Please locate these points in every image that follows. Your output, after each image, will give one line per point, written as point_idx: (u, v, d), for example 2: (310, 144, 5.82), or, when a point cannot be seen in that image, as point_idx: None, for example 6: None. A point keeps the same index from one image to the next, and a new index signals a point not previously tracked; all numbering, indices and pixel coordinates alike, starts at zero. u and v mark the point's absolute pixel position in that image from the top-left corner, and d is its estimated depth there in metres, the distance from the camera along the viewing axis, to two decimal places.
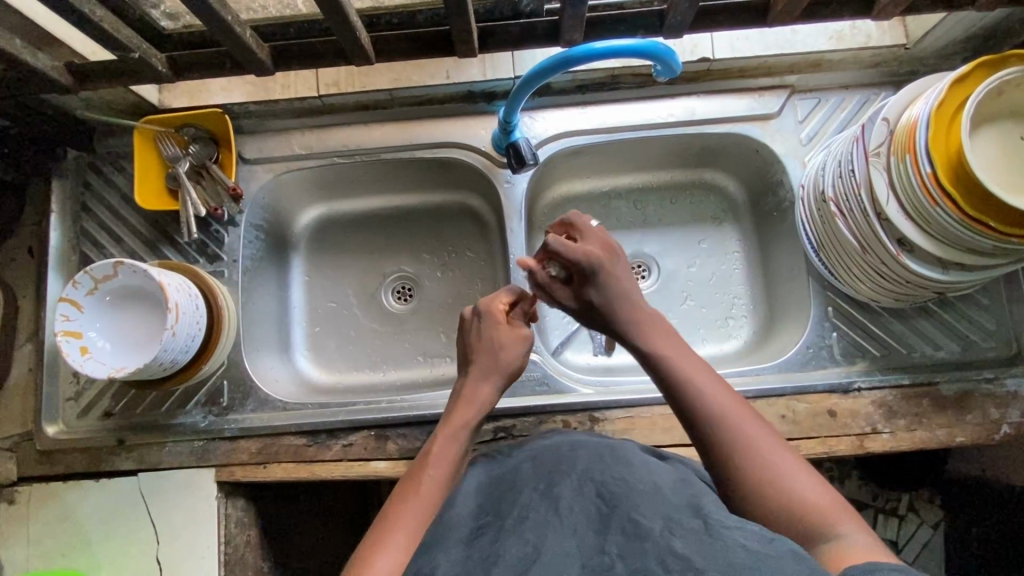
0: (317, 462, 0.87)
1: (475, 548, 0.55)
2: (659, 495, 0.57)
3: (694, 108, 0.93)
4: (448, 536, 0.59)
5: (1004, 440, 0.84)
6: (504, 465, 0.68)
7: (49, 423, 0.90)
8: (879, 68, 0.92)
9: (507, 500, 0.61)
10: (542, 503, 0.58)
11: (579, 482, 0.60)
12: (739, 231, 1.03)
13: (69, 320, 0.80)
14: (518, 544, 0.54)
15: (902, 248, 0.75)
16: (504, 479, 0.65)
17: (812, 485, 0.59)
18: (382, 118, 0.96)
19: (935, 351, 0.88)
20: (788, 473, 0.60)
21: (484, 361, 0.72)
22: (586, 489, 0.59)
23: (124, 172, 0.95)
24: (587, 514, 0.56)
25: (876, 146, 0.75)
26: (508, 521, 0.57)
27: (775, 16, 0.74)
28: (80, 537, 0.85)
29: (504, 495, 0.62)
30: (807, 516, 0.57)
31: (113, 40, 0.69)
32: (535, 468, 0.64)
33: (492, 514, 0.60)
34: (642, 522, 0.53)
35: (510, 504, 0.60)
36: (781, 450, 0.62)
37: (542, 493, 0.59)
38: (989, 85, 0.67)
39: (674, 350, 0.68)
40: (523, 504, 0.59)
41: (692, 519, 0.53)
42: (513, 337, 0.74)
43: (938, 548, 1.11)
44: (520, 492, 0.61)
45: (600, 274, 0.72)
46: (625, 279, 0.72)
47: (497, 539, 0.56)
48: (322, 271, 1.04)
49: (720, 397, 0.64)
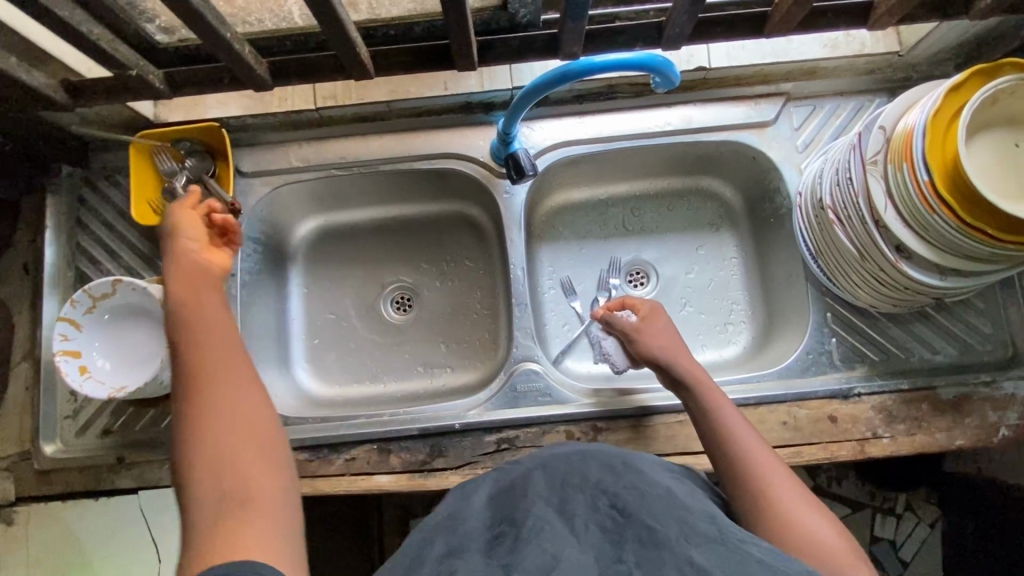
0: (319, 477, 0.86)
1: (495, 555, 0.53)
2: (674, 506, 0.57)
3: (691, 117, 0.94)
4: (465, 543, 0.56)
5: (1002, 442, 0.85)
6: (514, 472, 0.67)
7: (47, 442, 0.88)
8: (874, 75, 0.93)
9: (522, 504, 0.59)
10: (556, 517, 0.56)
11: (592, 495, 0.59)
12: (736, 237, 1.03)
13: (67, 339, 0.79)
14: (536, 552, 0.52)
15: (901, 255, 0.76)
16: (516, 483, 0.64)
17: (831, 531, 0.62)
18: (379, 129, 0.95)
19: (933, 355, 0.89)
20: (816, 523, 0.63)
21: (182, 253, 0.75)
22: (600, 501, 0.58)
23: (120, 187, 0.95)
24: (601, 524, 0.56)
25: (873, 155, 0.76)
26: (523, 529, 0.55)
27: (772, 27, 0.74)
28: (81, 556, 0.84)
29: (517, 499, 0.60)
30: (824, 556, 0.60)
31: (109, 57, 0.69)
32: (548, 476, 0.63)
33: (506, 522, 0.58)
34: (658, 531, 0.53)
35: (522, 510, 0.58)
36: (809, 502, 0.65)
37: (556, 507, 0.58)
38: (984, 93, 0.67)
39: (719, 397, 0.77)
40: (538, 514, 0.56)
41: (706, 529, 0.54)
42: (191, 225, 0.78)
43: (935, 545, 1.15)
44: (535, 500, 0.59)
45: (649, 329, 0.86)
46: (664, 324, 0.87)
47: (515, 545, 0.54)
48: (320, 283, 1.04)
49: (754, 441, 0.71)
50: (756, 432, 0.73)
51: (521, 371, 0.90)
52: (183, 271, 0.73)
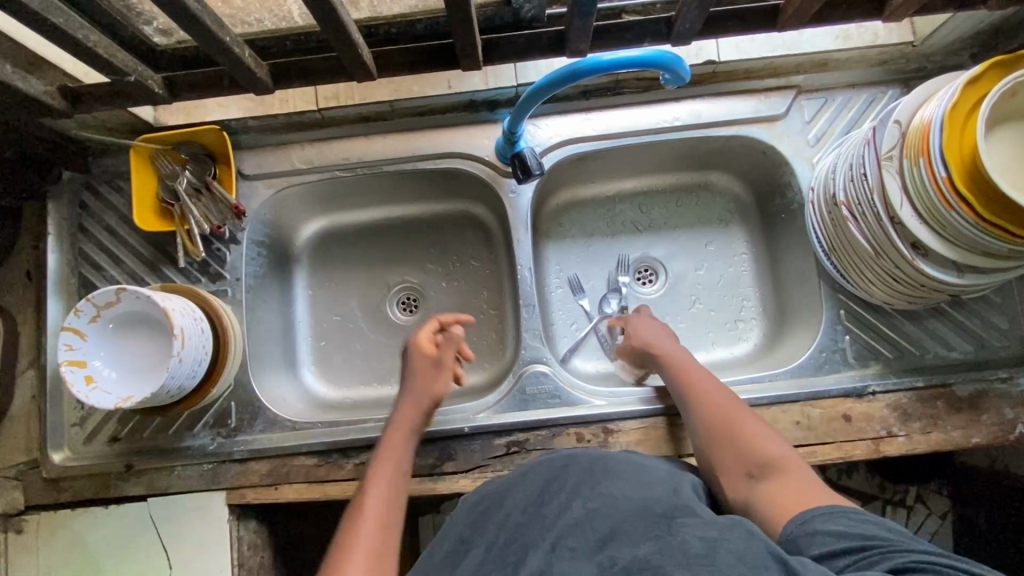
0: (329, 482, 0.86)
1: (466, 566, 0.62)
2: (642, 507, 0.58)
3: (700, 112, 0.92)
4: (436, 552, 0.66)
5: (1019, 439, 0.84)
6: (503, 481, 0.72)
7: (55, 450, 0.88)
8: (887, 66, 0.91)
9: (500, 515, 0.65)
10: (531, 522, 0.62)
11: (568, 500, 0.62)
12: (746, 232, 1.02)
13: (72, 349, 0.78)
14: (502, 568, 0.58)
15: (916, 252, 0.74)
16: (497, 492, 0.69)
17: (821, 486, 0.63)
18: (383, 129, 0.94)
19: (949, 351, 0.87)
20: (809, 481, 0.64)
21: (404, 391, 0.84)
22: (575, 502, 0.61)
23: (121, 192, 0.93)
24: (567, 527, 0.58)
25: (889, 150, 0.74)
26: (497, 539, 0.63)
27: (785, 20, 0.72)
28: (92, 564, 0.84)
29: (495, 509, 0.67)
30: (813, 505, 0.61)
31: (107, 64, 0.67)
32: (527, 484, 0.68)
33: (479, 530, 0.65)
34: (616, 540, 0.55)
35: (498, 522, 0.64)
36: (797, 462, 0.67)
37: (530, 513, 0.63)
38: (1004, 86, 0.65)
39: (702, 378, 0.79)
40: (513, 525, 0.63)
41: (659, 523, 0.55)
42: (437, 373, 0.84)
43: (947, 537, 1.14)
44: (510, 513, 0.65)
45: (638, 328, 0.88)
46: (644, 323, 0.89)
47: (484, 560, 0.61)
48: (325, 284, 1.03)
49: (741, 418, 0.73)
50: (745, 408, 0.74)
51: (531, 373, 0.89)
52: (404, 416, 0.81)
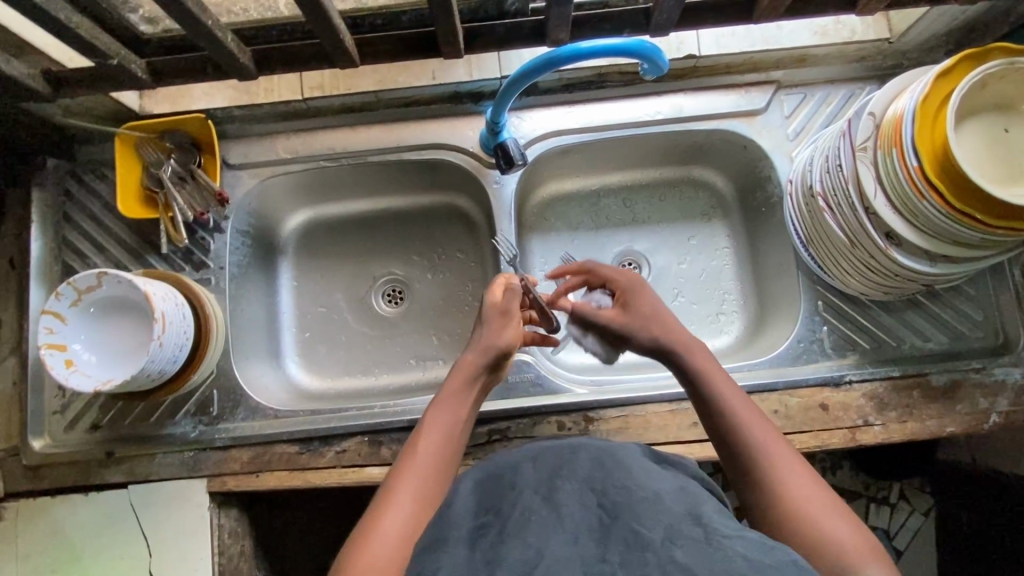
0: (310, 469, 0.86)
1: (479, 545, 0.52)
2: (662, 506, 0.53)
3: (682, 105, 0.93)
4: (450, 530, 0.54)
5: (993, 429, 0.85)
6: (503, 464, 0.65)
7: (35, 437, 0.88)
8: (865, 62, 0.93)
9: (500, 498, 0.59)
10: (541, 504, 0.55)
11: (581, 489, 0.56)
12: (729, 227, 1.03)
13: (53, 332, 0.78)
14: (520, 546, 0.50)
15: (890, 242, 0.75)
16: (504, 471, 0.62)
17: (848, 528, 0.54)
18: (368, 119, 0.95)
19: (924, 342, 0.89)
20: (831, 519, 0.54)
21: (472, 342, 0.72)
22: (588, 497, 0.55)
23: (105, 180, 0.94)
24: (587, 523, 0.53)
25: (863, 141, 0.76)
26: (508, 519, 0.54)
27: (760, 12, 0.74)
28: (70, 551, 0.84)
29: (501, 491, 0.59)
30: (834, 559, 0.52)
31: (90, 46, 0.68)
32: (534, 467, 0.61)
33: (491, 511, 0.56)
34: (644, 533, 0.50)
35: (508, 501, 0.56)
36: (823, 496, 0.56)
37: (542, 495, 0.56)
38: (973, 78, 0.67)
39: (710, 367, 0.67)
40: (523, 504, 0.55)
41: (693, 528, 0.50)
42: (507, 320, 0.73)
43: (929, 533, 1.16)
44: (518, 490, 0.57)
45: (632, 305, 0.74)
46: (647, 302, 0.73)
47: (499, 538, 0.52)
48: (310, 276, 1.03)
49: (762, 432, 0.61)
50: (763, 414, 0.63)
51: (513, 362, 0.90)
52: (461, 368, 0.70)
